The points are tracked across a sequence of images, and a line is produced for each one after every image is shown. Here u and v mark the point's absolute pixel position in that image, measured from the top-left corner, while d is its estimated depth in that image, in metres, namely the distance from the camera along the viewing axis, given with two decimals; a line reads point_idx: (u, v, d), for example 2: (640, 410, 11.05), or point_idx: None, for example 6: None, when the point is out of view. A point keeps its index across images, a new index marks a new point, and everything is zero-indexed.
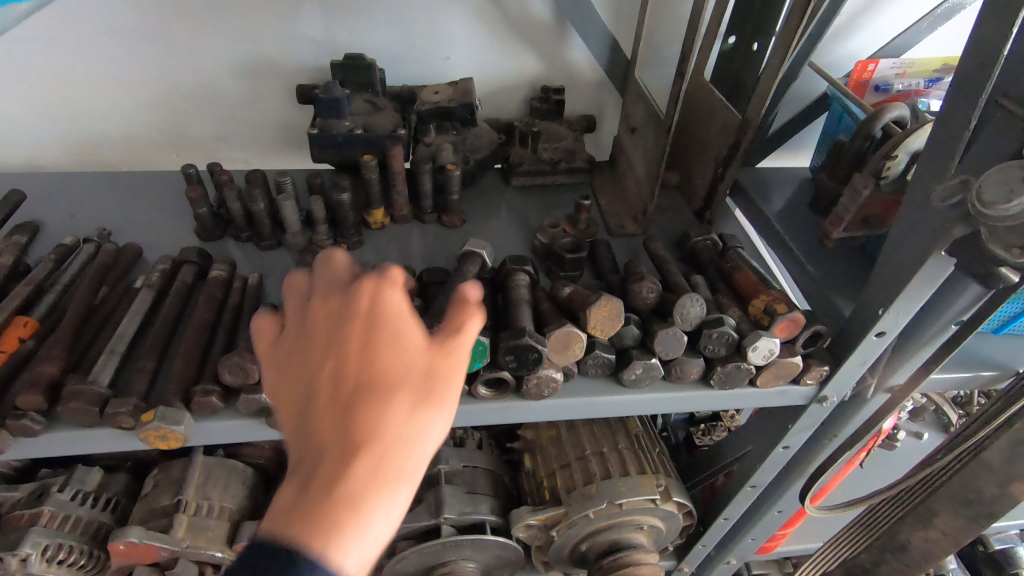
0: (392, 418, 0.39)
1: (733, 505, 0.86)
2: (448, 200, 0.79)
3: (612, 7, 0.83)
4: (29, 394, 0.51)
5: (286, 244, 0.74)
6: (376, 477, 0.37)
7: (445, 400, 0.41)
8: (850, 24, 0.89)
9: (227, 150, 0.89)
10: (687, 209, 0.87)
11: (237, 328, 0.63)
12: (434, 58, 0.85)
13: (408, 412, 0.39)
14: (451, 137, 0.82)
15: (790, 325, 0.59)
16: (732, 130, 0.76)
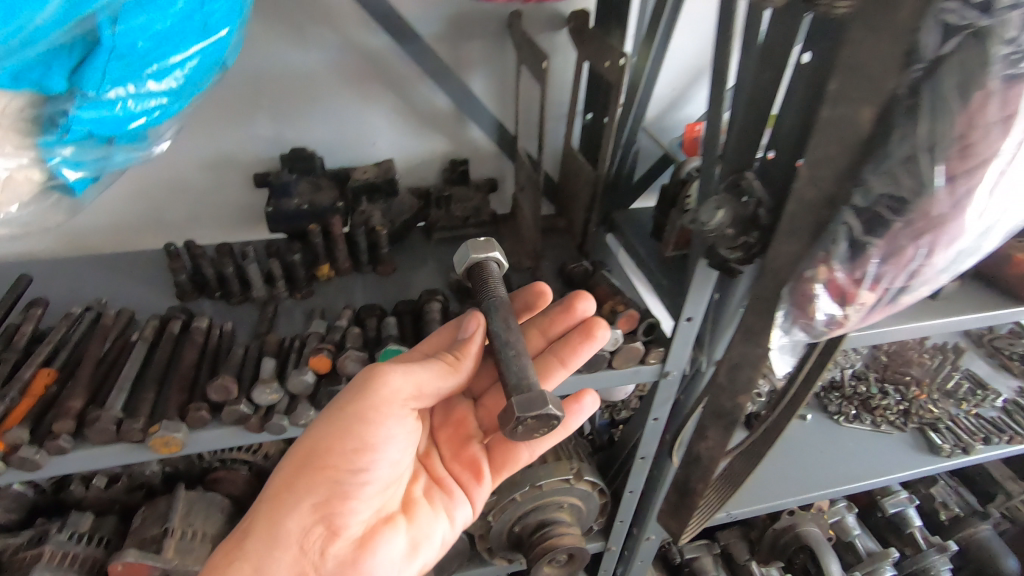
0: (313, 449, 0.67)
1: (633, 477, 1.06)
2: (379, 254, 1.01)
3: (496, 98, 1.09)
4: (62, 420, 0.68)
5: (251, 299, 0.94)
6: (299, 485, 0.67)
7: (345, 437, 0.67)
8: (680, 97, 1.13)
9: (198, 230, 1.09)
10: (572, 244, 1.11)
11: (216, 363, 0.81)
12: (364, 145, 1.08)
13: (318, 445, 0.67)
14: (379, 205, 1.04)
15: (629, 319, 0.82)
16: (590, 183, 1.01)
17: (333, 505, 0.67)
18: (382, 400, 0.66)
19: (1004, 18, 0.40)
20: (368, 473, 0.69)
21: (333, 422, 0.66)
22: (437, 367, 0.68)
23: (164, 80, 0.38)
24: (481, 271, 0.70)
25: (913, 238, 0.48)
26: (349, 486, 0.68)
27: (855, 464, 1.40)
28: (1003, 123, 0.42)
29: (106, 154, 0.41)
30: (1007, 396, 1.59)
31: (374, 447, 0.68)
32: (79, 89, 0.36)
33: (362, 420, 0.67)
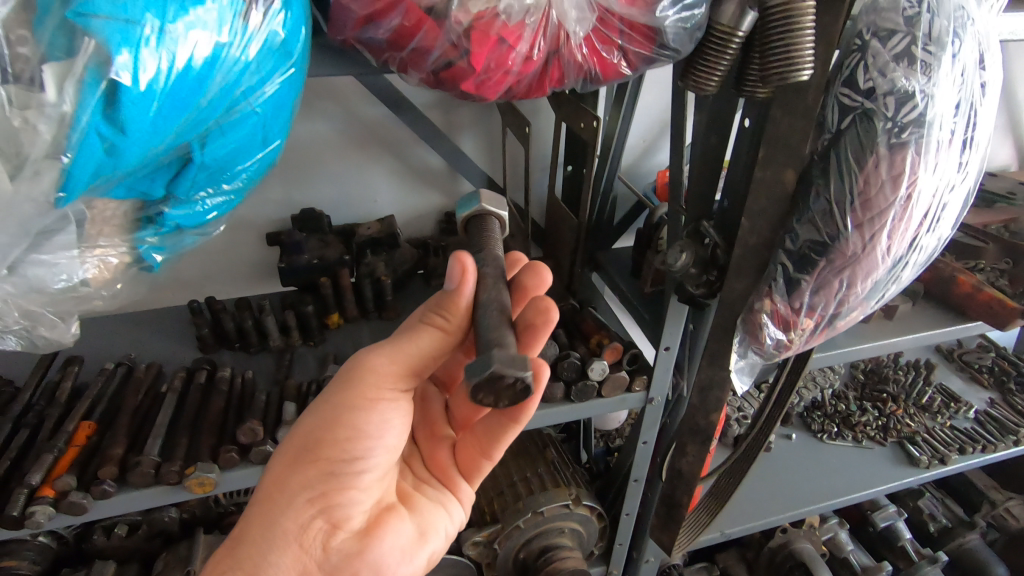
0: (304, 441, 0.64)
1: (629, 500, 1.13)
2: (385, 301, 1.10)
3: (485, 156, 1.21)
4: (106, 467, 0.75)
5: (268, 348, 1.02)
6: (290, 482, 0.63)
7: (336, 426, 0.63)
8: (651, 147, 1.25)
9: (214, 287, 1.18)
10: (560, 284, 1.21)
11: (241, 409, 0.89)
12: (366, 203, 1.19)
13: (309, 436, 0.63)
14: (382, 257, 1.14)
15: (614, 351, 0.91)
16: (574, 229, 1.11)
17: (331, 499, 0.64)
18: (373, 383, 0.61)
19: (883, 101, 0.51)
20: (367, 462, 0.65)
21: (324, 409, 0.63)
22: (427, 339, 0.58)
23: (239, 179, 0.45)
24: (485, 227, 0.63)
25: (836, 273, 0.58)
26: (346, 479, 0.64)
27: (841, 479, 1.48)
28: (892, 181, 0.52)
29: (172, 237, 0.46)
30: (979, 408, 1.68)
31: (372, 433, 0.64)
32: (176, 187, 0.42)
33: (353, 408, 0.62)
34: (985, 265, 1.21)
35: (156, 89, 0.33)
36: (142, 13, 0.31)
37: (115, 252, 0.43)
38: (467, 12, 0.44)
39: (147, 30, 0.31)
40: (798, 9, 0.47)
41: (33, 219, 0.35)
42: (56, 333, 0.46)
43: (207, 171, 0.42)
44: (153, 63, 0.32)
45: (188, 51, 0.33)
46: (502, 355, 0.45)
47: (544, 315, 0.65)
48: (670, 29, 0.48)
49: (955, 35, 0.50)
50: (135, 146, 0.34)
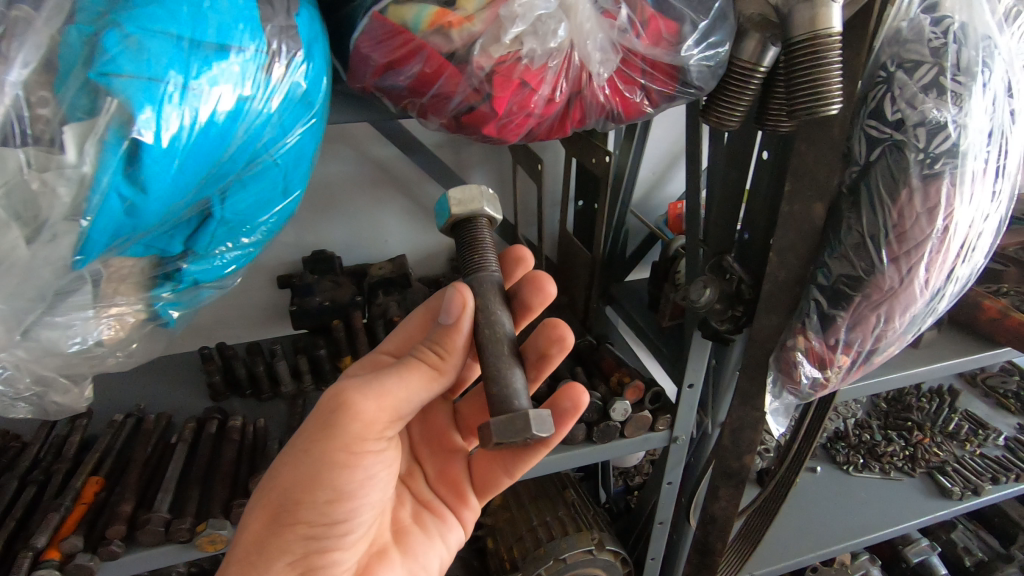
0: (280, 500, 0.57)
1: (654, 544, 1.08)
2: None
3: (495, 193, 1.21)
4: (115, 525, 0.72)
5: (280, 394, 1.00)
6: (266, 546, 0.57)
7: (318, 483, 0.56)
8: (661, 178, 1.25)
9: (223, 331, 1.16)
10: (575, 319, 1.18)
11: (253, 459, 0.86)
12: (377, 242, 1.19)
13: (285, 492, 0.57)
14: (394, 296, 1.12)
15: (635, 390, 0.88)
16: (587, 264, 1.10)
17: (313, 562, 0.58)
18: (354, 438, 0.55)
19: (913, 133, 0.50)
20: (351, 519, 0.60)
21: (300, 464, 0.56)
22: (416, 377, 0.55)
23: (258, 232, 0.44)
24: (470, 231, 0.55)
25: (873, 308, 0.55)
26: (330, 539, 0.59)
27: (872, 513, 1.42)
28: (928, 213, 0.50)
29: (188, 292, 0.44)
30: (1008, 435, 1.63)
31: (357, 488, 0.59)
32: (194, 243, 0.40)
33: (334, 460, 0.56)
34: (1008, 288, 1.18)
35: (180, 147, 0.32)
36: (168, 74, 0.30)
37: (133, 311, 0.42)
38: (489, 56, 0.43)
39: (175, 90, 0.31)
40: (826, 43, 0.45)
41: (51, 282, 0.35)
42: (73, 398, 0.46)
43: (222, 227, 0.40)
44: (176, 119, 0.31)
45: (212, 108, 0.32)
46: (527, 414, 0.47)
47: (559, 344, 0.69)
48: (694, 68, 0.47)
49: (984, 64, 0.49)
50: (155, 207, 0.33)
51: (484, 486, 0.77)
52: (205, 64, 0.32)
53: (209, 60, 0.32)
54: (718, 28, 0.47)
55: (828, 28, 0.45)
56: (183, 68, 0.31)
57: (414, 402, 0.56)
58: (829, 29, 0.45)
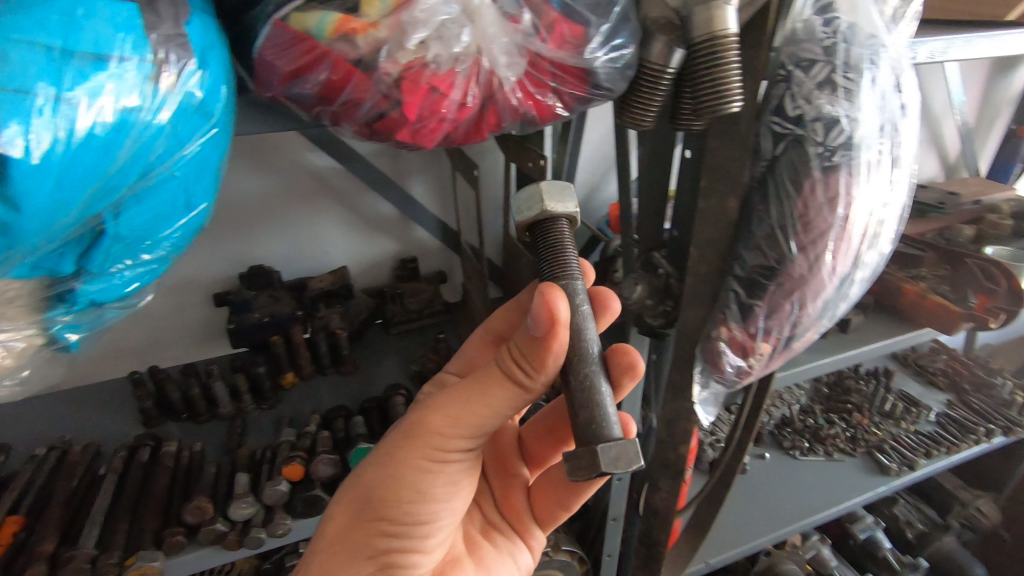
0: (367, 497, 0.58)
1: (609, 541, 1.09)
2: (341, 355, 1.06)
3: (437, 200, 1.20)
4: (34, 566, 0.67)
5: (218, 415, 0.96)
6: (347, 540, 0.58)
7: (403, 482, 0.57)
8: (601, 180, 1.27)
9: (158, 353, 1.12)
10: None
11: (189, 485, 0.83)
12: (318, 254, 1.16)
13: (371, 490, 0.57)
14: (336, 309, 1.10)
15: None
16: (530, 267, 1.11)
17: (393, 562, 0.58)
18: (437, 444, 0.56)
19: (811, 127, 0.52)
20: (432, 524, 0.60)
21: (387, 463, 0.57)
22: (502, 395, 0.52)
23: (162, 248, 0.42)
24: (551, 232, 0.51)
25: (786, 296, 0.58)
26: (411, 542, 0.59)
27: (819, 494, 1.48)
28: (829, 203, 0.53)
29: (89, 313, 0.42)
30: (939, 411, 1.72)
31: (440, 495, 0.59)
32: (87, 261, 0.39)
33: (418, 464, 0.56)
34: (925, 273, 1.26)
35: (55, 161, 0.30)
36: (35, 86, 0.29)
37: (22, 336, 0.39)
38: (396, 63, 0.43)
39: (45, 103, 0.29)
40: (723, 44, 0.47)
41: None
42: None
43: (119, 243, 0.39)
44: (47, 135, 0.29)
45: (90, 121, 0.31)
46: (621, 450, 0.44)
47: (630, 374, 0.62)
48: (602, 69, 0.48)
49: (871, 62, 0.52)
50: (33, 224, 0.32)
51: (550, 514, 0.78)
52: (79, 75, 0.30)
53: (84, 72, 0.30)
54: (621, 29, 0.48)
55: (725, 30, 0.47)
56: (54, 81, 0.29)
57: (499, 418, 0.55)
58: (726, 31, 0.47)
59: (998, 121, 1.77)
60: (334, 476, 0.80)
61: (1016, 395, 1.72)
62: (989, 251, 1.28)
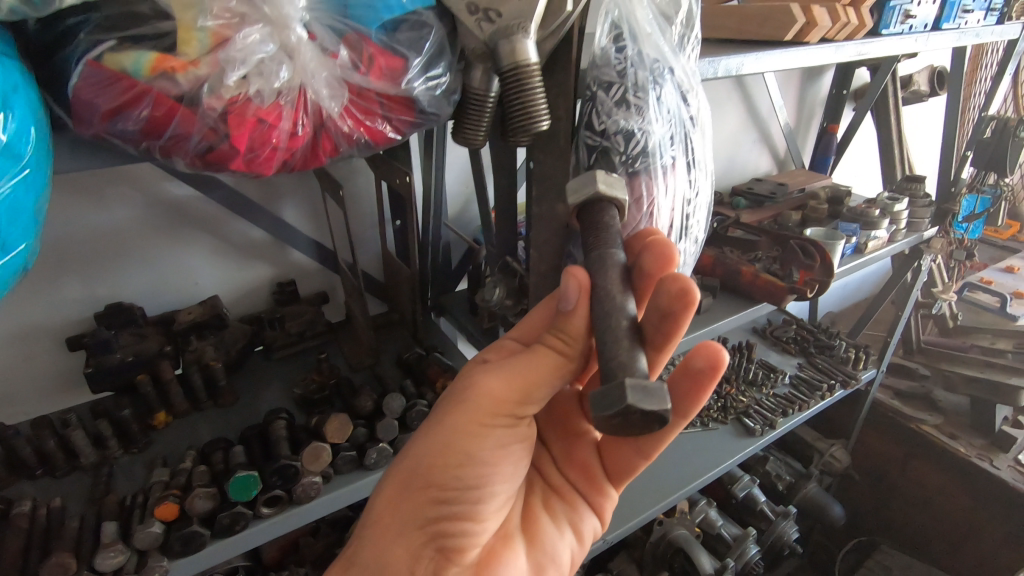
0: (416, 468, 0.65)
1: None
2: (218, 387, 1.02)
3: (310, 221, 1.20)
4: None
5: (80, 466, 0.90)
6: (396, 508, 0.65)
7: (450, 450, 0.64)
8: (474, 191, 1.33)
9: (6, 408, 1.03)
10: (407, 334, 1.22)
11: (48, 544, 0.77)
12: (186, 285, 1.12)
13: (418, 460, 0.65)
14: (210, 340, 1.07)
15: None
16: (408, 279, 1.14)
17: (444, 529, 0.66)
18: (487, 414, 0.63)
19: (614, 139, 0.62)
20: (482, 489, 0.67)
21: (432, 437, 0.64)
22: (544, 364, 0.59)
23: None
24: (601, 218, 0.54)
25: None
26: (460, 506, 0.66)
27: (698, 461, 1.64)
28: (635, 203, 0.64)
29: None
30: (792, 374, 1.97)
31: (488, 460, 0.66)
32: None
33: (465, 434, 0.64)
34: (761, 255, 1.44)
35: None
36: None
37: None
38: (219, 97, 0.45)
39: None
40: (526, 72, 0.54)
41: None
42: None
43: None
44: None
45: None
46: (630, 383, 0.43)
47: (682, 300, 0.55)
48: (421, 97, 0.54)
49: (655, 83, 0.62)
50: None
51: (618, 470, 0.81)
52: None
53: None
54: (436, 62, 0.55)
55: (526, 60, 0.54)
56: None
57: (549, 384, 0.61)
58: (528, 61, 0.54)
59: (813, 120, 2.07)
60: (212, 509, 0.78)
61: (849, 352, 2.01)
62: (808, 232, 1.49)
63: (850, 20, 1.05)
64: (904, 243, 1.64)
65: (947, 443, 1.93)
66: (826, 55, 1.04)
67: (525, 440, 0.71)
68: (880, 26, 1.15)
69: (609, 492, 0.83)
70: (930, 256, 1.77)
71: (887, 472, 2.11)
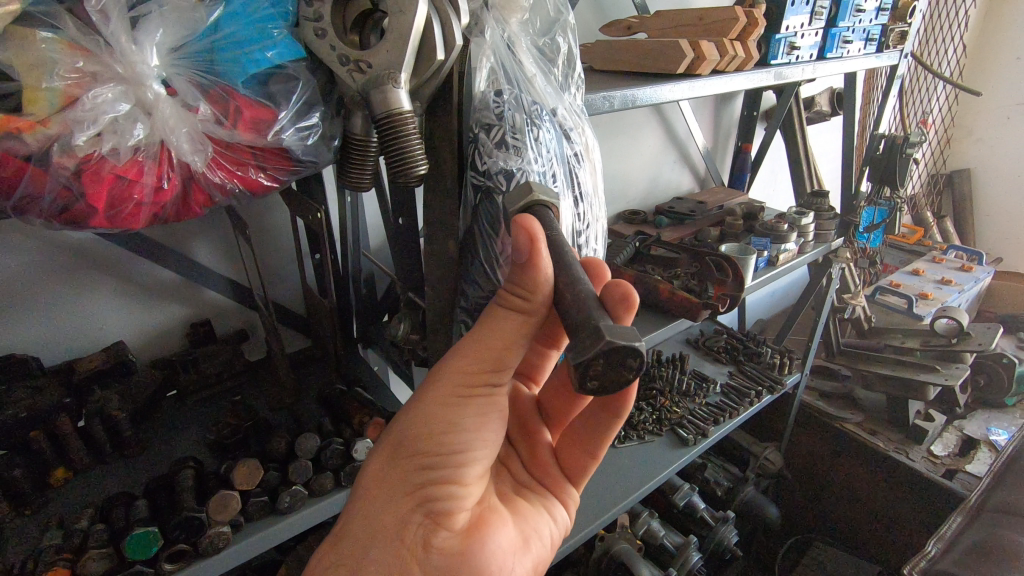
0: (400, 436, 0.61)
1: None
2: (123, 438, 0.97)
3: (225, 260, 1.18)
4: None
5: None
6: (383, 480, 0.62)
7: (433, 414, 0.60)
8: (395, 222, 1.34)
9: None
10: (329, 368, 1.20)
11: None
12: (90, 331, 1.07)
13: (400, 427, 0.61)
14: (114, 388, 1.02)
15: (376, 427, 0.94)
16: (326, 314, 1.13)
17: (430, 494, 0.61)
18: (464, 377, 0.59)
19: (496, 180, 0.65)
20: (468, 455, 0.62)
21: (415, 405, 0.61)
22: (509, 325, 0.57)
23: None
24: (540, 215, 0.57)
25: None
26: (447, 472, 0.61)
27: (635, 473, 1.67)
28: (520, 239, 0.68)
29: None
30: (723, 382, 2.04)
31: (470, 426, 0.61)
32: None
33: (446, 399, 0.60)
34: (681, 272, 1.50)
35: None
36: None
37: None
38: (72, 156, 0.44)
39: None
40: (399, 119, 0.55)
41: None
42: None
43: None
44: None
45: None
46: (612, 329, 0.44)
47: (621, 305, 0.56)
48: (294, 147, 0.56)
49: (532, 124, 0.66)
50: None
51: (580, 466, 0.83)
52: None
53: None
54: (308, 112, 0.56)
55: (399, 108, 0.55)
56: None
57: (521, 345, 0.58)
58: (401, 109, 0.55)
59: (729, 140, 2.18)
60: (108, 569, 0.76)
61: (775, 358, 2.10)
62: (723, 247, 1.57)
63: (738, 53, 1.12)
64: (813, 254, 1.74)
65: (868, 439, 2.04)
66: (717, 87, 1.10)
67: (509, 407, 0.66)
68: (768, 57, 1.24)
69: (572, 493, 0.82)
70: (838, 266, 1.80)
71: (818, 471, 2.20)
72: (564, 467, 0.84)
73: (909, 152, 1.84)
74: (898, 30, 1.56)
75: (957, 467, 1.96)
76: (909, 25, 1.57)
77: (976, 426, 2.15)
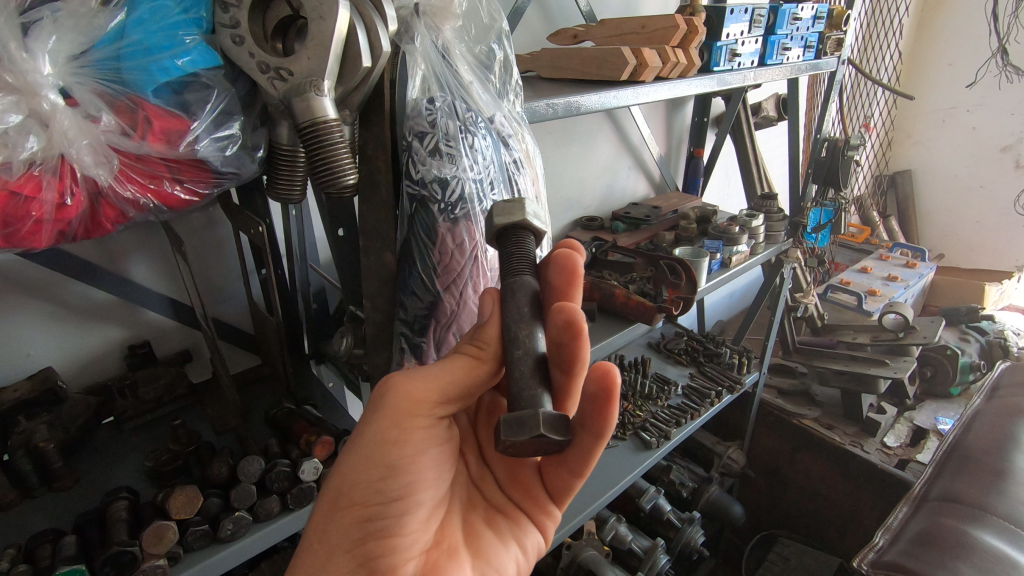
0: (339, 483, 0.61)
1: None
2: (52, 470, 0.91)
3: (164, 277, 1.13)
4: None
5: None
6: (322, 534, 0.61)
7: (373, 460, 0.60)
8: None
9: None
10: (278, 388, 1.16)
11: None
12: (14, 358, 1.01)
13: (339, 473, 0.61)
14: (43, 417, 0.96)
15: (325, 445, 0.92)
16: (272, 331, 1.10)
17: (373, 549, 0.62)
18: (403, 414, 0.61)
19: (431, 189, 0.64)
20: (410, 499, 0.63)
21: (353, 452, 0.61)
22: (458, 366, 0.61)
23: None
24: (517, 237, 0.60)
25: (446, 329, 0.74)
26: (388, 520, 0.62)
27: (601, 479, 1.67)
28: (459, 248, 0.67)
29: None
30: (684, 384, 2.07)
31: (409, 467, 0.62)
32: None
33: (386, 441, 0.61)
34: (636, 276, 1.52)
35: None
36: None
37: None
38: None
39: None
40: (323, 128, 0.54)
41: None
42: None
43: None
44: None
45: None
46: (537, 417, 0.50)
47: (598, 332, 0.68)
48: (212, 158, 0.54)
49: (464, 132, 0.65)
50: None
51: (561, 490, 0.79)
52: None
53: None
54: (226, 122, 0.54)
55: (323, 117, 0.54)
56: None
57: (466, 385, 0.62)
58: (325, 117, 0.54)
59: (682, 147, 2.23)
60: None
61: (733, 358, 2.13)
62: (677, 251, 1.58)
63: (679, 60, 1.14)
64: (764, 255, 1.77)
65: (826, 434, 2.09)
66: (664, 93, 1.11)
67: (446, 445, 0.68)
68: (711, 65, 1.27)
69: (554, 511, 0.80)
70: (789, 266, 1.85)
71: (779, 466, 2.25)
72: (543, 490, 0.80)
73: (850, 154, 1.93)
74: (833, 38, 1.62)
75: (908, 457, 2.02)
76: (844, 32, 1.63)
77: (925, 417, 2.23)
